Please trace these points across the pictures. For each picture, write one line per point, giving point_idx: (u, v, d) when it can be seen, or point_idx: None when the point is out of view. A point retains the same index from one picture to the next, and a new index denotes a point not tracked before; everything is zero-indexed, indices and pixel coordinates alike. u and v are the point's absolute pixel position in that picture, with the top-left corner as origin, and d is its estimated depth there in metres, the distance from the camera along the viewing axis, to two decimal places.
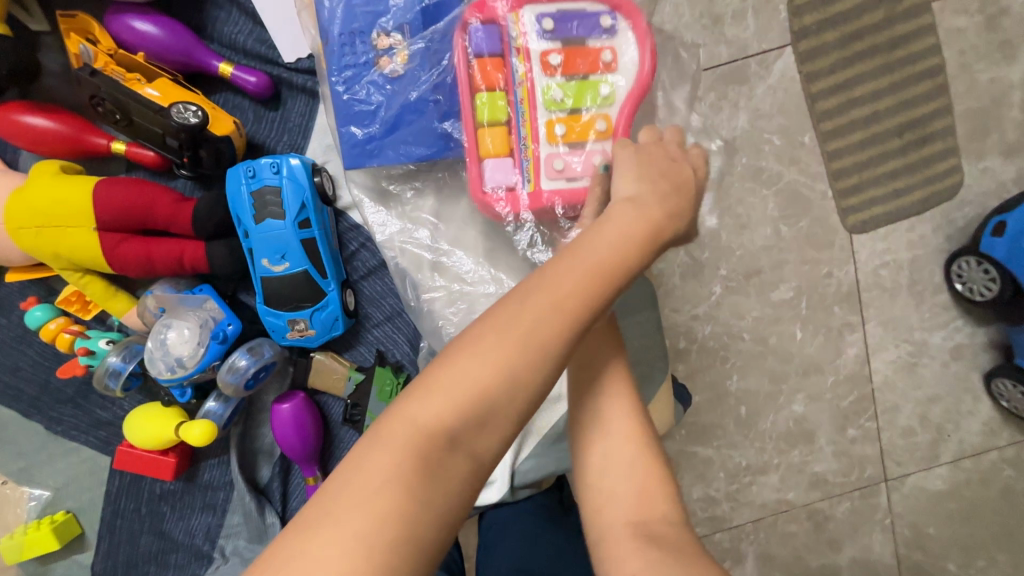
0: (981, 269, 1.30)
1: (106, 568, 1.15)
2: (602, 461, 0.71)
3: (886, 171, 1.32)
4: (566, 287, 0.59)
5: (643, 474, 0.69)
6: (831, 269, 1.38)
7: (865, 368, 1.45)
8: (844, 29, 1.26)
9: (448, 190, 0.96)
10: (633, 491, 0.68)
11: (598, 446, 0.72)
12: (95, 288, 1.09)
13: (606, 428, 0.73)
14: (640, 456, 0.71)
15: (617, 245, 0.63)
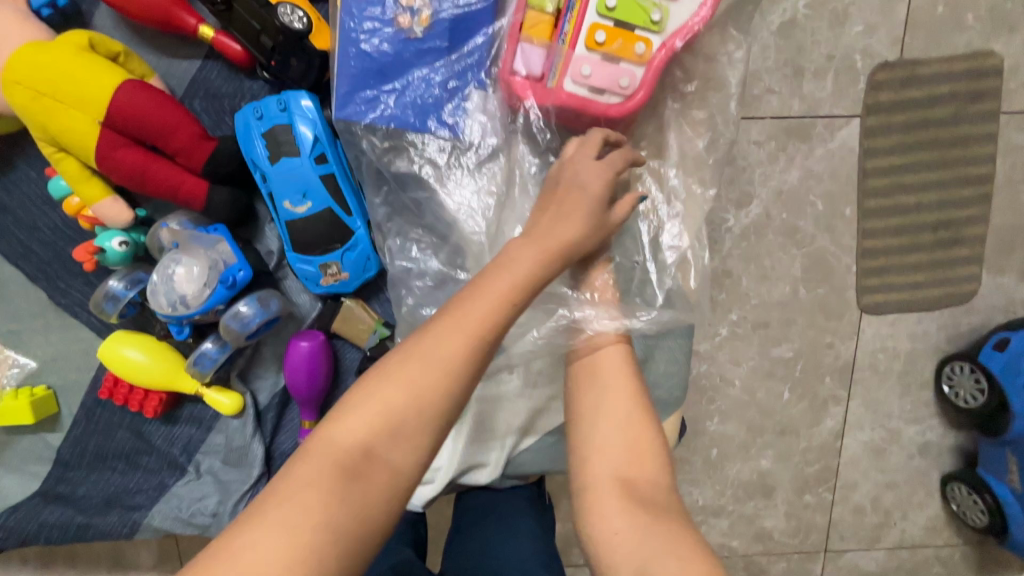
0: (971, 376, 1.35)
1: (72, 455, 1.11)
2: (602, 420, 0.72)
3: (914, 261, 1.35)
4: (453, 323, 0.61)
5: (636, 440, 0.71)
6: (834, 340, 1.41)
7: (837, 442, 1.49)
8: (913, 115, 1.27)
9: (434, 168, 0.89)
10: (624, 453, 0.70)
11: (591, 398, 0.74)
12: (71, 171, 0.99)
13: (602, 394, 0.74)
14: (633, 426, 0.71)
15: (532, 264, 0.66)
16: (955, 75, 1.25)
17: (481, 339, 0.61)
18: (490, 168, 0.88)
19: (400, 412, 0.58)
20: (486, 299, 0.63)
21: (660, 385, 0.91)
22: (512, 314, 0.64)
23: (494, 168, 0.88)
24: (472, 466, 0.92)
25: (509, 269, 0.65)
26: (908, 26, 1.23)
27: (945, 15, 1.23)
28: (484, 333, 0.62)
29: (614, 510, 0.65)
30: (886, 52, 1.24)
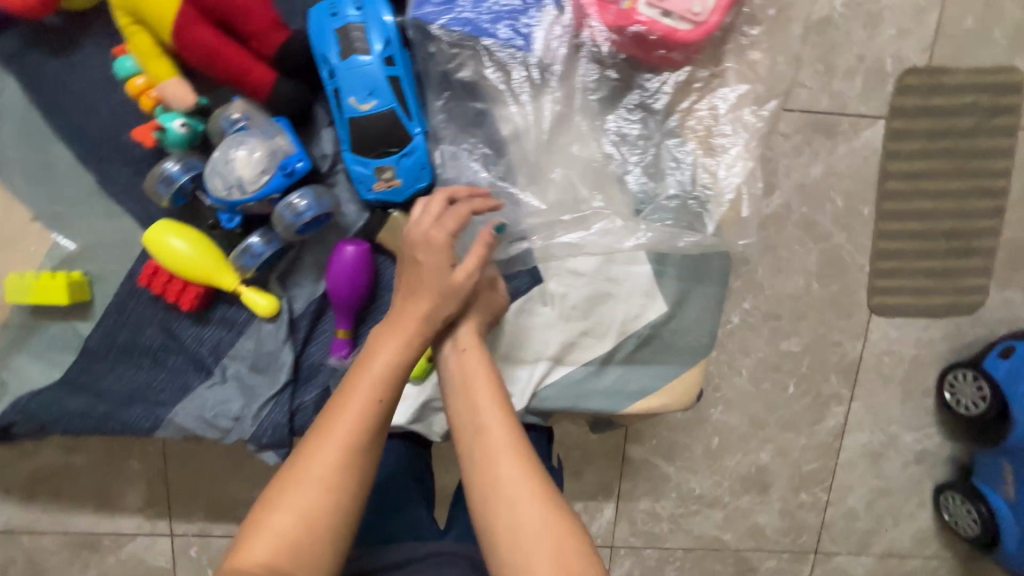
0: (974, 383, 1.37)
1: None
2: (495, 506, 0.51)
3: (926, 268, 1.37)
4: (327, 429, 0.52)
5: (530, 531, 0.50)
6: (841, 339, 1.43)
7: (836, 442, 1.50)
8: (935, 122, 1.30)
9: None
10: (535, 537, 0.50)
11: (502, 520, 0.51)
12: None
13: (488, 479, 0.53)
14: (532, 510, 0.51)
15: (399, 358, 0.56)
16: (980, 87, 1.29)
17: (339, 484, 0.51)
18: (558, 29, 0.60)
19: (291, 547, 0.48)
20: (323, 506, 0.50)
21: (692, 333, 0.76)
22: (388, 412, 0.54)
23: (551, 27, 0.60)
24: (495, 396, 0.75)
25: (345, 462, 0.51)
26: (937, 34, 1.27)
27: (974, 28, 1.28)
28: (361, 424, 0.53)
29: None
30: (916, 58, 1.28)
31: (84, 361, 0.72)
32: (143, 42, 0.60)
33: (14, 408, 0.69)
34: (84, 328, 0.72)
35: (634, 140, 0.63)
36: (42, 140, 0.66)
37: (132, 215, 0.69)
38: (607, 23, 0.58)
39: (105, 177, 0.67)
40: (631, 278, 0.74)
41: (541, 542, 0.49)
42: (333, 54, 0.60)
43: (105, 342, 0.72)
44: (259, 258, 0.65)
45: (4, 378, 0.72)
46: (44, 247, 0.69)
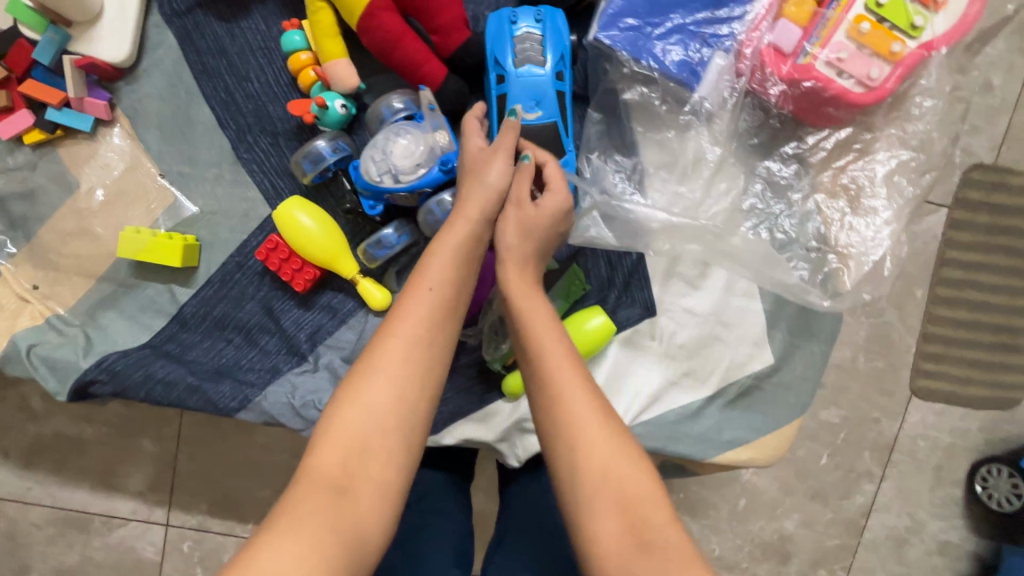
0: (1009, 480, 1.19)
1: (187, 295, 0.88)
2: (560, 415, 0.44)
3: (968, 356, 1.19)
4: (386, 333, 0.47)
5: (595, 441, 0.43)
6: (880, 417, 1.23)
7: (863, 520, 1.24)
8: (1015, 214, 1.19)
9: (653, 33, 0.59)
10: (609, 463, 0.42)
11: (563, 433, 0.44)
12: None
13: (550, 392, 0.46)
14: (602, 430, 0.43)
15: (448, 268, 0.51)
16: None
17: (388, 390, 0.44)
18: (726, 86, 0.61)
19: (362, 453, 0.42)
20: (380, 412, 0.43)
21: (790, 390, 0.73)
22: (434, 315, 0.49)
23: (719, 85, 0.61)
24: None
25: (400, 362, 0.45)
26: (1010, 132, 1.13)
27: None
28: (422, 334, 0.47)
29: (599, 533, 0.40)
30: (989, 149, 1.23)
31: (174, 328, 0.69)
32: (322, 18, 0.60)
33: (98, 367, 0.65)
34: (183, 293, 0.69)
35: (787, 191, 0.62)
36: (186, 101, 0.66)
37: (258, 186, 0.67)
38: (777, 77, 0.59)
39: (241, 146, 0.66)
40: (742, 321, 0.72)
41: (608, 475, 0.41)
42: (507, 60, 0.60)
43: (201, 311, 0.69)
44: (390, 250, 0.64)
45: (89, 335, 0.67)
46: (163, 206, 0.67)
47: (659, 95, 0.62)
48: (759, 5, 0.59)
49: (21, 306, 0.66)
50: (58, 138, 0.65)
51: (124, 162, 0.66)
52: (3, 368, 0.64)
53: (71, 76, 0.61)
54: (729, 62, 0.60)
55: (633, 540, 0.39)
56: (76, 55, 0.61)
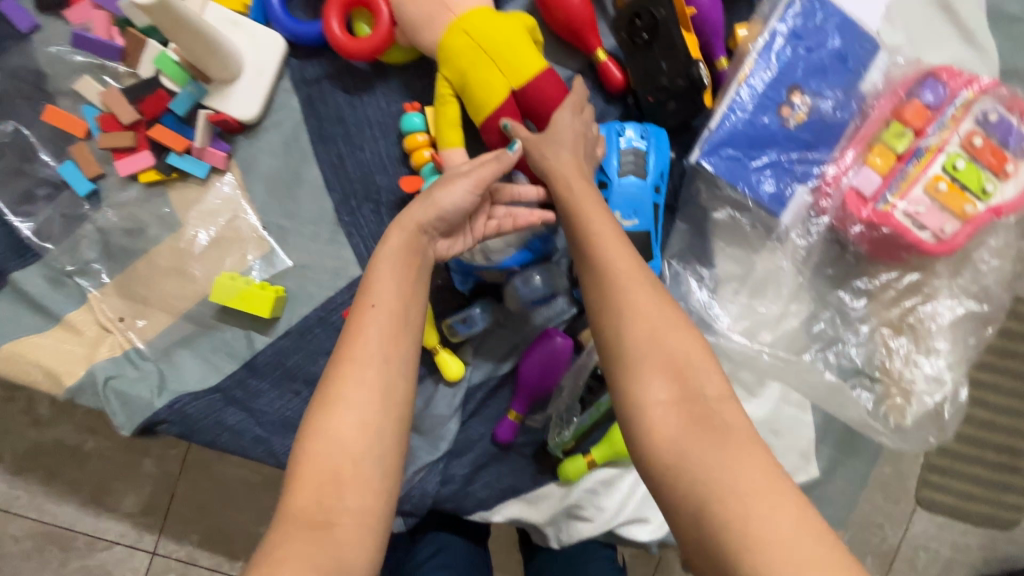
0: None
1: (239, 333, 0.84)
2: (611, 309, 0.43)
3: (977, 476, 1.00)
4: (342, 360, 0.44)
5: (644, 326, 0.41)
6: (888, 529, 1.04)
7: None
8: None
9: (749, 163, 0.64)
10: (657, 335, 0.40)
11: (614, 323, 0.42)
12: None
13: (595, 274, 0.44)
14: (654, 306, 0.42)
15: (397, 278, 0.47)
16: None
17: (356, 411, 0.42)
18: (807, 222, 0.66)
19: (339, 478, 0.40)
20: (348, 439, 0.41)
21: (831, 504, 0.69)
22: (384, 320, 0.45)
23: (800, 221, 0.66)
24: (635, 518, 0.70)
25: (362, 379, 0.43)
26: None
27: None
28: (376, 354, 0.44)
29: (651, 398, 0.39)
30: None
31: (244, 373, 0.69)
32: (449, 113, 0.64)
33: (169, 407, 0.65)
34: (259, 341, 0.69)
35: (855, 321, 0.66)
36: (299, 161, 0.69)
37: (353, 249, 0.69)
38: (858, 218, 0.63)
39: (343, 210, 0.69)
40: (793, 431, 0.66)
41: (656, 342, 0.40)
42: (612, 170, 0.65)
43: (275, 360, 0.69)
44: (472, 326, 0.66)
45: (161, 371, 0.67)
46: (257, 254, 0.69)
47: (745, 218, 0.67)
48: (844, 153, 0.65)
49: (101, 334, 0.67)
50: (171, 180, 0.67)
51: (227, 210, 0.68)
52: (74, 397, 0.64)
53: (203, 128, 0.64)
54: (811, 198, 0.65)
55: (687, 412, 0.38)
56: (211, 110, 0.65)
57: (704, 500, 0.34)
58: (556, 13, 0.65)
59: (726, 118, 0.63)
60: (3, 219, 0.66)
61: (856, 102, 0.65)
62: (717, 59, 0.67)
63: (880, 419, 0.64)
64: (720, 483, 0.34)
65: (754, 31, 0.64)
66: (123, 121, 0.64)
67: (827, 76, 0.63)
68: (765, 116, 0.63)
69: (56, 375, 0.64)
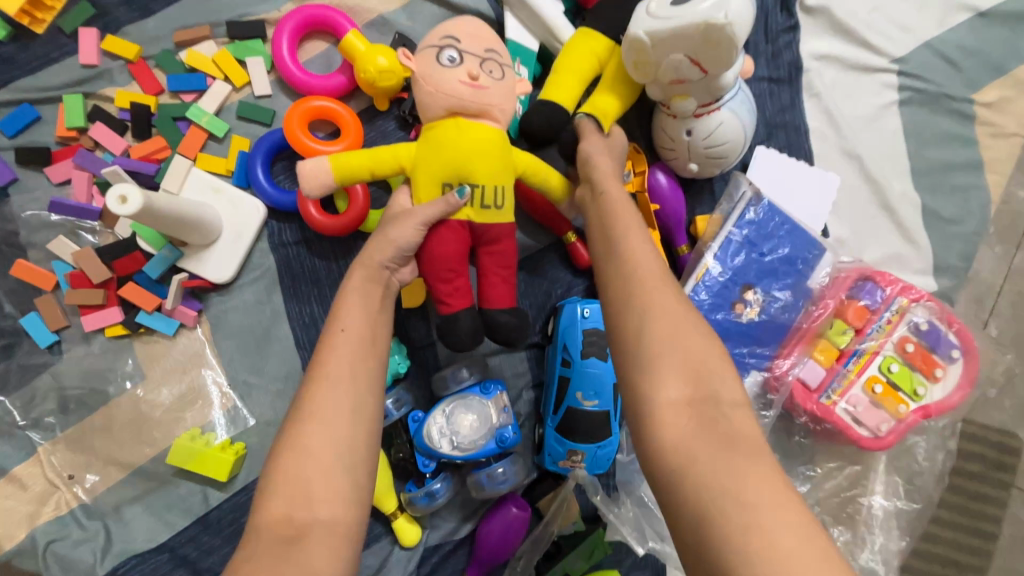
0: None
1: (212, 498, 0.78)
2: (632, 312, 0.42)
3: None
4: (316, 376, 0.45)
5: (671, 326, 0.40)
6: None
7: None
8: None
9: None
10: (667, 342, 0.40)
11: (637, 326, 0.41)
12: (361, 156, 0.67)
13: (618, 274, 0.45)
14: (668, 305, 0.41)
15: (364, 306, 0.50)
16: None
17: (329, 421, 0.44)
18: (752, 410, 0.69)
19: (308, 489, 0.41)
20: (317, 451, 0.42)
21: None
22: (346, 338, 0.48)
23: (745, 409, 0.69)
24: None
25: (329, 396, 0.44)
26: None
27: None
28: (344, 371, 0.46)
29: (664, 406, 0.38)
30: None
31: (195, 530, 0.68)
32: (386, 160, 0.59)
33: (111, 574, 0.64)
34: (214, 497, 0.69)
35: None
36: (269, 319, 0.70)
37: None
38: (804, 410, 0.67)
39: (311, 368, 0.70)
40: None
41: (676, 339, 0.40)
42: (575, 351, 0.68)
43: (230, 518, 0.68)
44: (433, 501, 0.67)
45: (107, 531, 0.65)
46: (222, 409, 0.69)
47: None
48: (791, 348, 0.69)
49: (48, 491, 0.65)
50: (138, 333, 0.67)
51: (192, 365, 0.68)
52: (11, 560, 0.62)
53: (175, 292, 0.65)
54: (760, 388, 0.69)
55: (697, 412, 0.37)
56: (185, 271, 0.66)
57: (703, 498, 0.33)
58: (532, 199, 0.70)
59: None
60: None
61: (804, 300, 0.69)
62: (679, 245, 0.72)
63: None
64: (723, 482, 0.33)
65: (711, 228, 0.70)
66: (95, 279, 0.64)
67: (777, 277, 0.68)
68: (718, 312, 0.67)
69: None
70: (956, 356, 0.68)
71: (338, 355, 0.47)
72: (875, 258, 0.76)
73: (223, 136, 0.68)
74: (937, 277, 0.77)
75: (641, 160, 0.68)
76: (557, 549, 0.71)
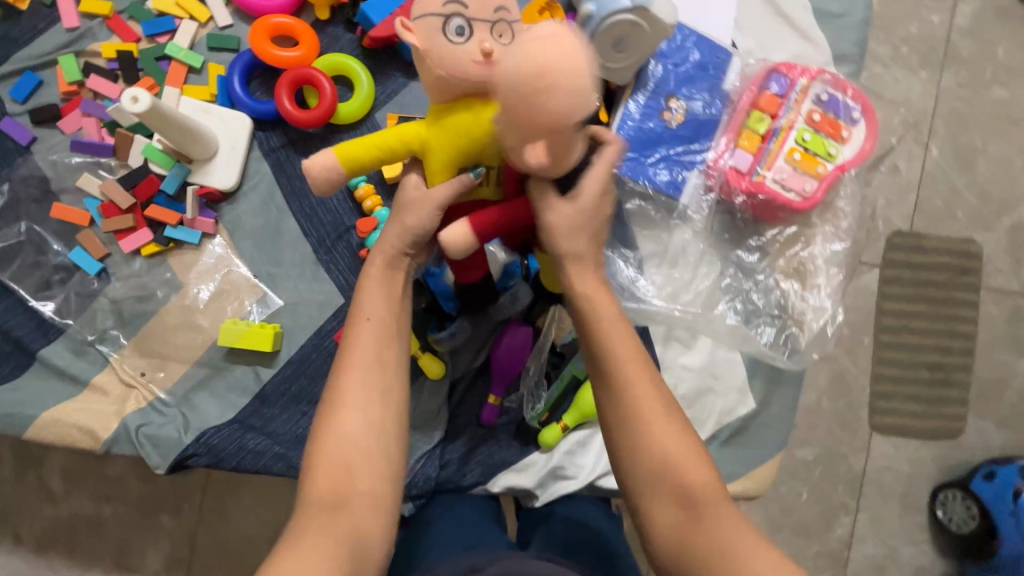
0: (963, 503, 1.27)
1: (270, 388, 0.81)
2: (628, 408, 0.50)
3: (913, 392, 1.33)
4: (345, 369, 0.55)
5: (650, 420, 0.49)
6: (847, 453, 1.33)
7: (845, 554, 1.32)
8: (920, 276, 1.33)
9: (646, 160, 0.79)
10: (642, 443, 0.48)
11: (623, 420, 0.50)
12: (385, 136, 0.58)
13: (605, 362, 0.51)
14: (658, 408, 0.49)
15: (378, 303, 0.58)
16: (947, 251, 1.32)
17: (365, 404, 0.53)
18: (697, 199, 0.81)
19: (346, 465, 0.51)
20: (354, 434, 0.52)
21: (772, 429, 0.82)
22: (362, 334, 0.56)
23: (693, 200, 0.81)
24: (612, 469, 0.84)
25: (360, 385, 0.54)
26: (918, 207, 1.33)
27: (952, 201, 1.32)
28: (369, 361, 0.55)
29: (655, 515, 0.48)
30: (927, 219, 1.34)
31: (257, 404, 0.81)
32: (396, 144, 0.58)
33: (196, 441, 0.76)
34: (266, 372, 0.81)
35: (752, 271, 0.82)
36: (277, 216, 0.81)
37: (334, 280, 0.82)
38: (739, 190, 0.79)
39: (321, 251, 0.82)
40: (728, 372, 0.81)
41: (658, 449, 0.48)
42: None
43: (282, 388, 0.81)
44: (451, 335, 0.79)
45: (183, 415, 0.78)
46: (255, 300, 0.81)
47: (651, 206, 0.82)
48: (720, 141, 0.80)
49: (126, 392, 0.77)
50: (169, 249, 0.79)
51: (221, 267, 0.80)
52: (111, 448, 0.74)
53: (192, 202, 0.76)
54: (701, 181, 0.81)
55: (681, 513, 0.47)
56: (196, 185, 0.77)
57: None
58: None
59: (621, 128, 0.78)
60: (26, 306, 0.76)
61: (723, 100, 0.81)
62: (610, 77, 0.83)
63: (782, 343, 0.80)
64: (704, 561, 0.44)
65: None
66: (122, 206, 0.76)
67: (694, 84, 0.80)
68: (650, 122, 0.78)
69: (93, 432, 0.74)
70: (857, 117, 0.80)
71: (358, 348, 0.55)
72: (781, 58, 0.87)
73: (200, 67, 0.79)
74: (838, 65, 0.88)
75: (556, 11, 0.79)
76: (561, 359, 0.84)
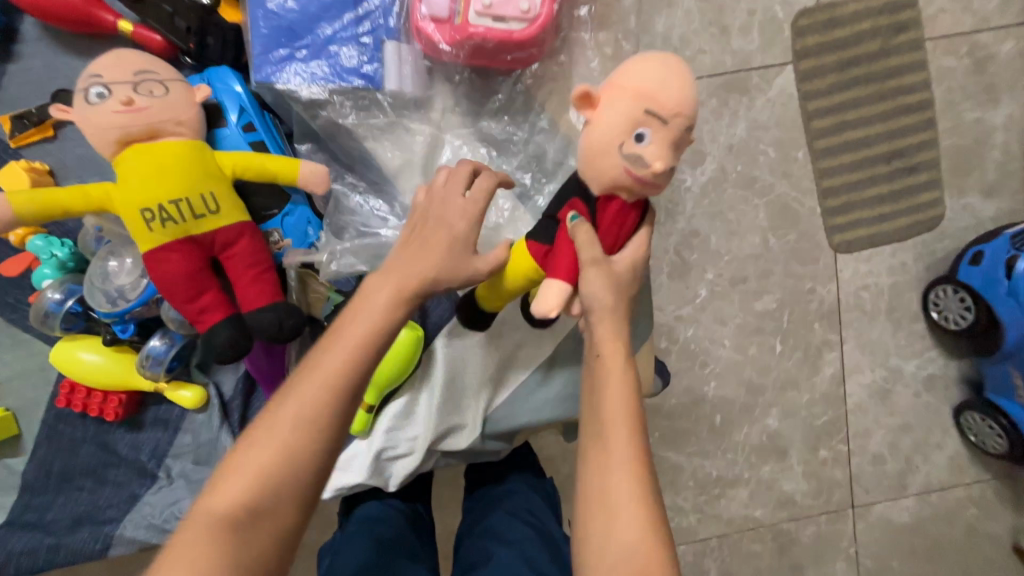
0: (956, 296, 1.05)
1: (37, 479, 0.70)
2: (605, 468, 0.44)
3: (875, 194, 1.08)
4: (306, 377, 0.41)
5: (623, 491, 0.43)
6: (814, 284, 1.09)
7: (840, 389, 1.11)
8: (843, 54, 1.06)
9: (308, 49, 0.61)
10: (609, 522, 0.43)
11: (603, 480, 0.44)
12: (69, 196, 0.54)
13: (592, 420, 0.46)
14: (633, 490, 0.43)
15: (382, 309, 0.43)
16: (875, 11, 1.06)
17: (320, 423, 0.40)
18: (403, 73, 0.62)
19: (259, 493, 0.39)
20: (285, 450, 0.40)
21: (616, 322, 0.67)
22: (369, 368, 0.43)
23: (400, 72, 0.62)
24: (449, 430, 0.71)
25: (313, 397, 0.40)
26: None
27: None
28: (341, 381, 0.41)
29: None
30: None
31: (25, 497, 0.70)
32: (77, 199, 0.54)
33: None
34: (18, 462, 0.71)
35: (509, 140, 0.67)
36: None
37: (40, 339, 0.71)
38: (438, 41, 0.60)
39: (11, 312, 0.69)
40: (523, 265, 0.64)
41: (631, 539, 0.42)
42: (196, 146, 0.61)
43: (41, 473, 0.70)
44: (163, 359, 0.64)
45: None
46: None
47: (341, 108, 0.62)
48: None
49: None
50: None
51: None
52: None
53: None
54: (395, 49, 0.61)
55: None
56: None
57: None
58: (65, 19, 0.61)
59: (261, 22, 0.60)
60: None
61: None
62: None
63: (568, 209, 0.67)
64: None
65: None
66: None
67: None
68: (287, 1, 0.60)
69: None
70: None
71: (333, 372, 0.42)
72: None
73: None
74: None
75: None
76: None
